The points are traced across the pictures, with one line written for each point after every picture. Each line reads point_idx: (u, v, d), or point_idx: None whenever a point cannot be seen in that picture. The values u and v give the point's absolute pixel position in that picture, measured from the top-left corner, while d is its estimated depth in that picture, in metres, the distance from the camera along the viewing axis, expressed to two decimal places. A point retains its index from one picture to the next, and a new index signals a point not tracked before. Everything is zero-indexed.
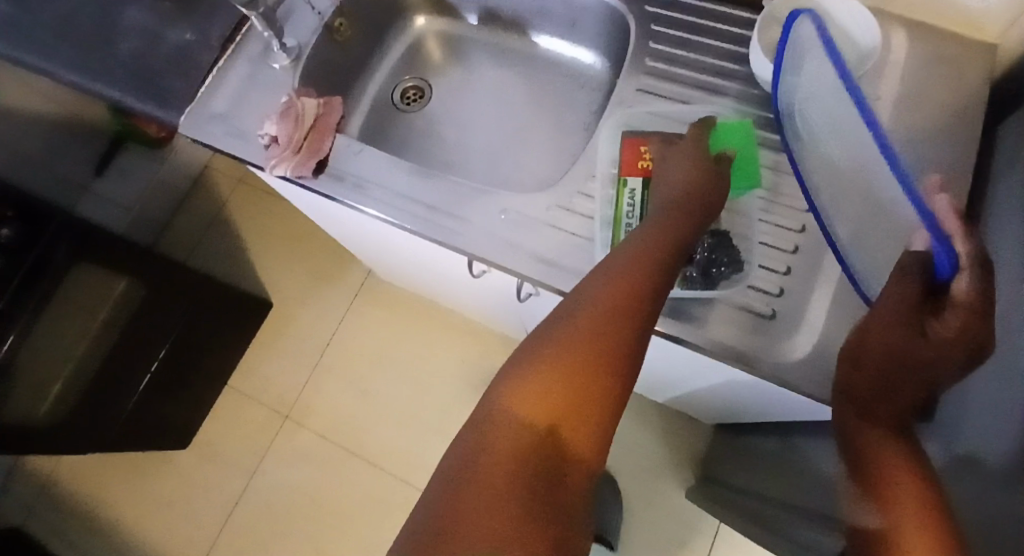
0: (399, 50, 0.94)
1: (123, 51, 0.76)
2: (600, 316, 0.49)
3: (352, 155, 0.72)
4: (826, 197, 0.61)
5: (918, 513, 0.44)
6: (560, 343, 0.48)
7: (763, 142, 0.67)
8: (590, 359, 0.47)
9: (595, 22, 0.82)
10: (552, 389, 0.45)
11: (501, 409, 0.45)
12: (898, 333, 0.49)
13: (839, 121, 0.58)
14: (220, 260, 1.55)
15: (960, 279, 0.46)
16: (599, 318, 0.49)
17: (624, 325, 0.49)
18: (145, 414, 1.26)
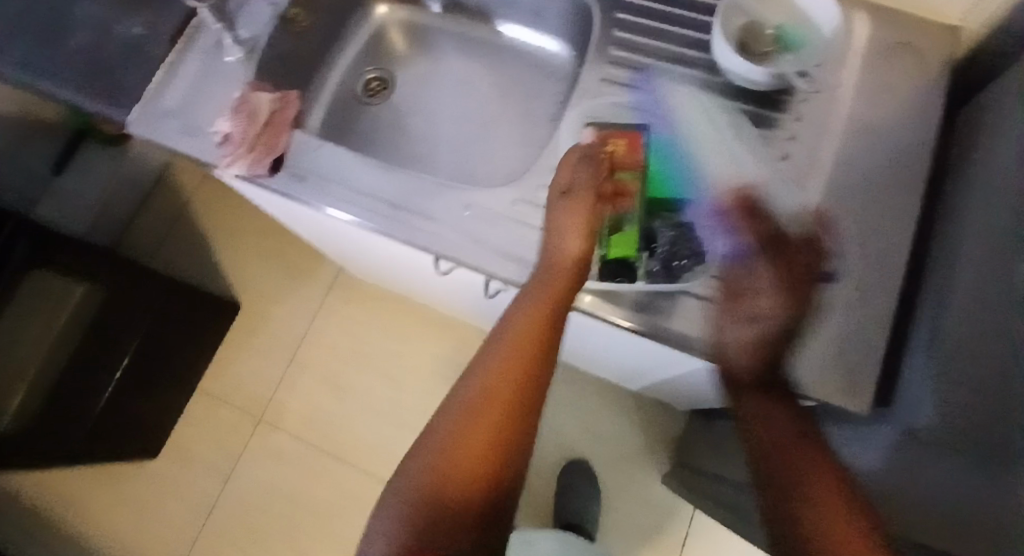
0: (361, 40, 0.91)
1: (70, 45, 0.73)
2: (490, 385, 0.53)
3: (310, 152, 0.69)
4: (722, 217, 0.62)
5: (841, 511, 0.45)
6: (452, 431, 0.51)
7: (726, 129, 0.66)
8: (480, 431, 0.51)
9: (559, 11, 0.80)
10: (447, 475, 0.50)
11: (402, 500, 0.50)
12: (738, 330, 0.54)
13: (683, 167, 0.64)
14: (185, 259, 1.51)
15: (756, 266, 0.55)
16: (487, 400, 0.52)
17: (513, 400, 0.52)
18: (113, 423, 1.21)
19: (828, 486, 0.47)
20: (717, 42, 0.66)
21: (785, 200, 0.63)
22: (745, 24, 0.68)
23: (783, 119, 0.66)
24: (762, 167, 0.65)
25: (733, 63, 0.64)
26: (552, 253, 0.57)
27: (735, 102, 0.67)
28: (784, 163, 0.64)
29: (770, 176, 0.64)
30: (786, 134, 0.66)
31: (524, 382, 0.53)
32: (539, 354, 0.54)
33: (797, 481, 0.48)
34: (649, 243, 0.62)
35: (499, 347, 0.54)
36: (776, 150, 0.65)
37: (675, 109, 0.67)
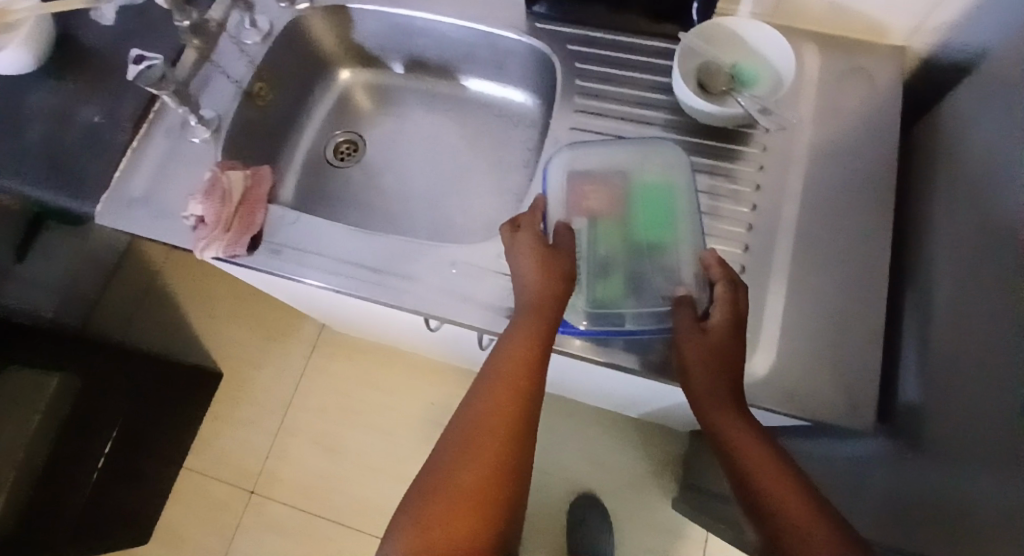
0: (326, 105, 0.92)
1: (27, 140, 0.72)
2: (476, 430, 0.52)
3: (286, 225, 0.69)
4: (686, 261, 0.62)
5: (807, 511, 0.46)
6: (439, 487, 0.50)
7: (667, 166, 0.65)
8: (470, 474, 0.50)
9: (519, 62, 0.82)
10: (438, 517, 0.48)
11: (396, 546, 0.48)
12: (724, 331, 0.56)
13: (611, 223, 0.63)
14: (161, 334, 1.48)
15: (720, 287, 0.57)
16: (474, 458, 0.51)
17: (498, 455, 0.51)
18: (103, 507, 1.18)
19: (793, 492, 0.48)
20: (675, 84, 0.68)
21: (763, 230, 0.65)
22: (698, 61, 0.68)
23: (750, 152, 0.68)
24: (736, 198, 0.66)
25: (697, 106, 0.66)
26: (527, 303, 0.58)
27: (703, 139, 0.69)
28: (757, 193, 0.66)
29: (745, 207, 0.66)
30: (755, 164, 0.67)
31: (509, 438, 0.52)
32: (523, 407, 0.53)
33: (763, 488, 0.49)
34: (641, 285, 0.61)
35: (482, 395, 0.54)
36: (748, 181, 0.67)
37: (585, 165, 0.66)
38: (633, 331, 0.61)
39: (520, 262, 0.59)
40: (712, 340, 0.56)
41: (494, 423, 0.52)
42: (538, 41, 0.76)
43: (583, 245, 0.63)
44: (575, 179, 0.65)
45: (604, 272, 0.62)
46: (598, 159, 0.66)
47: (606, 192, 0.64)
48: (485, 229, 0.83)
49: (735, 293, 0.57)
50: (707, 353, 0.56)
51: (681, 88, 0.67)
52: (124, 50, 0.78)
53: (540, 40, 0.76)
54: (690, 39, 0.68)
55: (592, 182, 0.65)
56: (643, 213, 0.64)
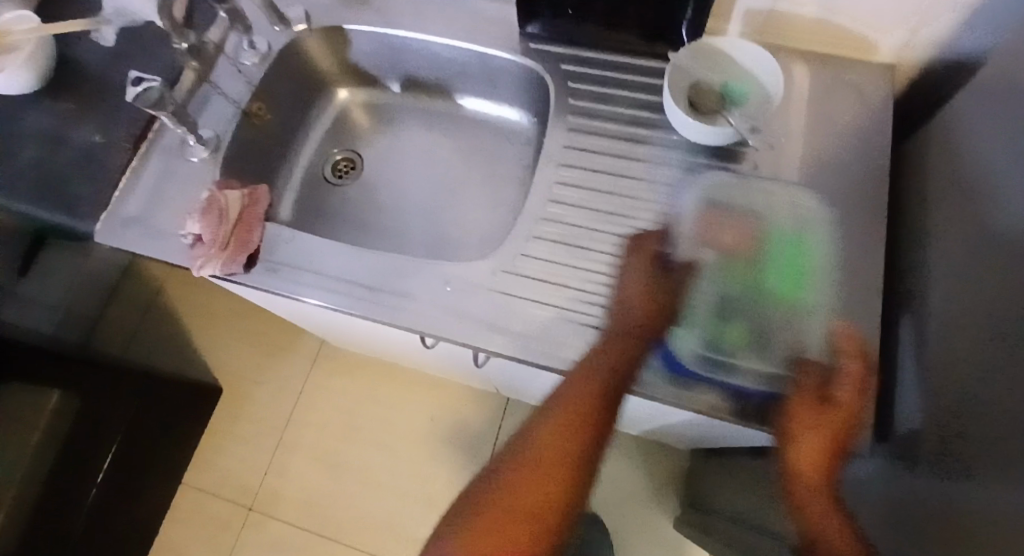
0: (322, 125, 0.93)
1: (26, 161, 0.73)
2: (560, 427, 0.56)
3: (282, 243, 0.70)
4: (813, 326, 0.61)
5: None
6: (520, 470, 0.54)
7: (785, 224, 0.66)
8: (548, 465, 0.54)
9: (513, 81, 0.83)
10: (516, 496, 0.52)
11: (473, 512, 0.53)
12: (846, 407, 0.56)
13: (739, 265, 0.65)
14: (161, 350, 1.49)
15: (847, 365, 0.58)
16: (554, 449, 0.55)
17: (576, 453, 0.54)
18: (104, 522, 1.20)
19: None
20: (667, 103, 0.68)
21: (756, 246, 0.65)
22: (689, 79, 0.69)
23: (741, 170, 0.68)
24: (729, 215, 0.67)
25: (689, 124, 0.67)
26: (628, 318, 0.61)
27: (694, 157, 0.70)
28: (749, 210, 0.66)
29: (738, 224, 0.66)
30: (747, 182, 0.68)
31: (588, 441, 0.55)
32: (602, 421, 0.56)
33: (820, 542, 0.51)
34: (764, 340, 0.61)
35: (571, 394, 0.57)
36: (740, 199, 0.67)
37: (709, 201, 0.68)
38: (745, 387, 0.59)
39: (629, 279, 0.63)
40: (833, 414, 0.56)
41: (574, 432, 0.55)
42: (531, 61, 0.77)
43: (707, 281, 0.64)
44: (701, 215, 0.67)
45: (726, 315, 0.63)
46: (716, 200, 0.68)
47: (739, 236, 0.66)
48: (481, 246, 0.83)
49: (863, 373, 0.57)
50: (820, 426, 0.55)
51: (670, 107, 0.67)
52: (123, 72, 0.79)
53: (533, 60, 0.77)
54: (681, 58, 0.69)
55: (723, 221, 0.66)
56: (774, 267, 0.64)
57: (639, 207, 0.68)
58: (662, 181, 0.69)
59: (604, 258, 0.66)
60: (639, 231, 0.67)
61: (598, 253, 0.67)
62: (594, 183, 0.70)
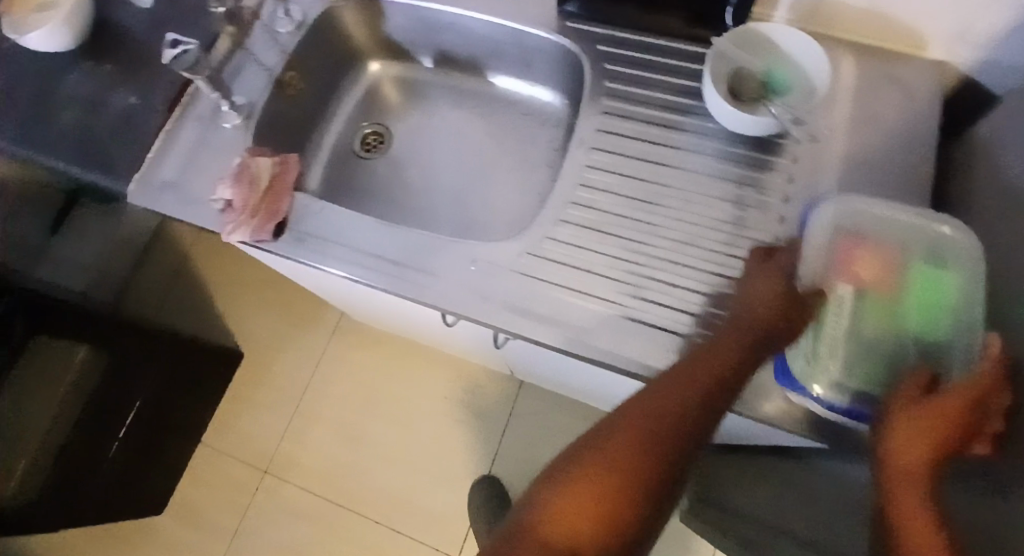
0: (354, 98, 0.92)
1: (63, 121, 0.74)
2: (669, 388, 0.50)
3: (310, 215, 0.70)
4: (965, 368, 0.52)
5: None
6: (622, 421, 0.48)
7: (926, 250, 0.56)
8: (651, 416, 0.48)
9: (549, 61, 0.81)
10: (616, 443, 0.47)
11: (566, 458, 0.48)
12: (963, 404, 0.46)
13: (881, 294, 0.55)
14: (185, 315, 1.51)
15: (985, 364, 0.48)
16: (662, 404, 0.48)
17: (687, 414, 0.48)
18: (124, 480, 1.22)
19: None
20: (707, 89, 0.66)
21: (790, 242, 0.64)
22: (732, 64, 0.67)
23: (780, 163, 0.67)
24: (764, 209, 0.65)
25: (729, 113, 0.65)
26: (750, 303, 0.55)
27: (732, 147, 0.68)
28: (785, 205, 0.65)
29: (773, 218, 0.65)
30: (786, 176, 0.66)
31: (703, 405, 0.49)
32: (715, 391, 0.50)
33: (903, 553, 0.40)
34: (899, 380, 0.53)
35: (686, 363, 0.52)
36: (776, 193, 0.66)
37: (847, 223, 0.58)
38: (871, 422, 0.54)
39: (755, 282, 0.56)
40: (944, 409, 0.46)
41: (686, 393, 0.49)
42: (568, 42, 0.75)
43: (843, 315, 0.55)
44: (833, 235, 0.57)
45: (863, 350, 0.54)
46: (850, 216, 0.58)
47: (878, 262, 0.56)
48: (507, 227, 0.83)
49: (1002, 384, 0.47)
50: (920, 411, 0.46)
51: (710, 92, 0.66)
52: (159, 35, 0.79)
53: (570, 41, 0.75)
54: (723, 44, 0.67)
55: (862, 244, 0.57)
56: (920, 297, 0.55)
57: (672, 196, 0.67)
58: (698, 171, 0.68)
59: (634, 245, 0.65)
60: (671, 220, 0.66)
61: (628, 240, 0.66)
62: (626, 169, 0.69)
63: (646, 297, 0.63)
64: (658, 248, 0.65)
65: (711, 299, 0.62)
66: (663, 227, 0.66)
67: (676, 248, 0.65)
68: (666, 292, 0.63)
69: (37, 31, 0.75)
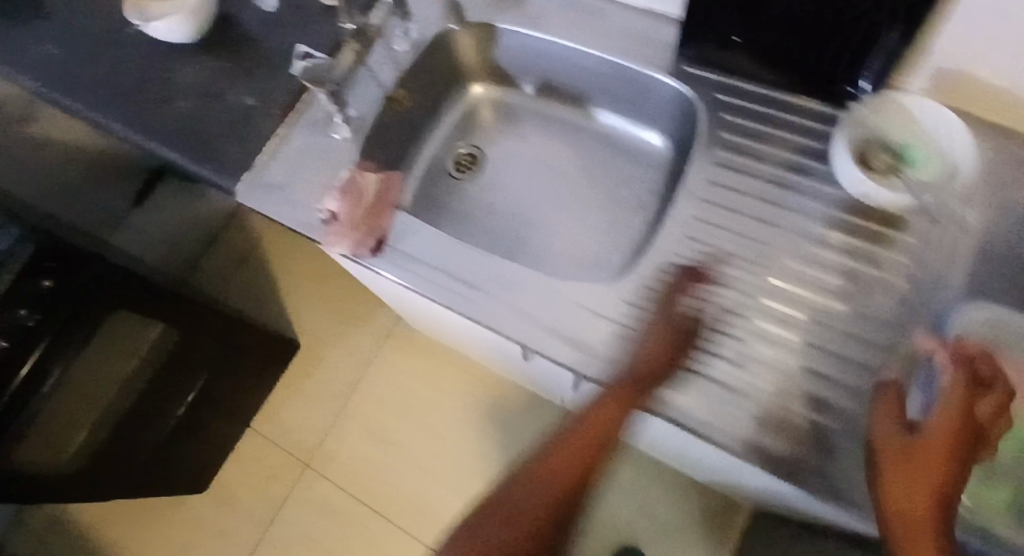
0: (453, 117, 0.93)
1: (181, 111, 0.77)
2: (588, 415, 0.60)
3: (407, 234, 0.70)
4: None
5: None
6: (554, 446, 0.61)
7: None
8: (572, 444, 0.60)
9: (659, 103, 0.80)
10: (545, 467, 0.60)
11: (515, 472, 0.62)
12: (942, 417, 0.50)
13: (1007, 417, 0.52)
14: (248, 300, 1.54)
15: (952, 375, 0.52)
16: (582, 428, 0.60)
17: (597, 434, 0.59)
18: (171, 456, 1.24)
19: None
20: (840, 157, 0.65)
21: (907, 326, 0.61)
22: (863, 133, 0.66)
23: (903, 239, 0.64)
24: (881, 287, 0.63)
25: (860, 183, 0.63)
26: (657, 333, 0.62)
27: (850, 217, 0.66)
28: (906, 286, 0.63)
29: (892, 300, 0.62)
30: (905, 253, 0.64)
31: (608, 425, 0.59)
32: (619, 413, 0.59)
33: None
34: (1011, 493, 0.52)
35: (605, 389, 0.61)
36: (896, 272, 0.63)
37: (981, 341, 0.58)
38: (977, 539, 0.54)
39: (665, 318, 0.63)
40: (922, 431, 0.51)
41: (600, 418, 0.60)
42: (686, 88, 0.74)
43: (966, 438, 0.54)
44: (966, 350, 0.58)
45: None
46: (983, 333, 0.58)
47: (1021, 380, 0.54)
48: (592, 265, 0.82)
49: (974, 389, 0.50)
50: (910, 462, 0.50)
51: (842, 161, 0.65)
52: (280, 38, 0.81)
53: (688, 87, 0.74)
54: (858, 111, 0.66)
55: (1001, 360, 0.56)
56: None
57: (778, 259, 0.65)
58: (807, 237, 0.66)
59: (733, 306, 0.64)
60: (771, 286, 0.64)
61: (727, 300, 0.64)
62: (737, 225, 0.67)
63: (739, 362, 0.61)
64: (750, 311, 0.63)
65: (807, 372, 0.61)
66: (764, 291, 0.64)
67: (776, 314, 0.63)
68: (760, 359, 0.61)
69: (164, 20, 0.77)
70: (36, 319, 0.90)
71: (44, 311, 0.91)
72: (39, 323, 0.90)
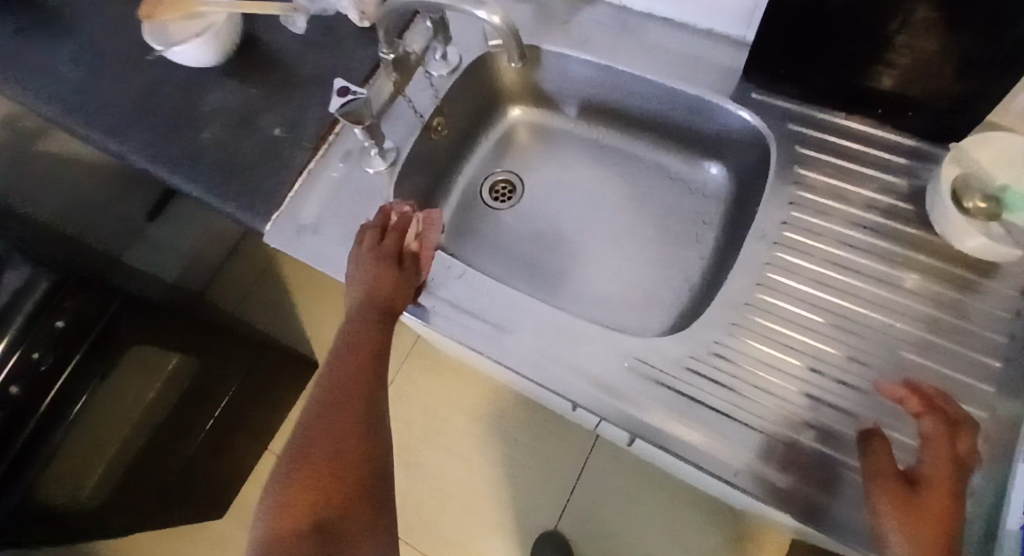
0: (490, 139, 0.87)
1: (205, 142, 0.72)
2: (357, 358, 0.56)
3: (452, 279, 0.66)
4: None
5: None
6: (325, 400, 0.54)
7: None
8: (348, 387, 0.54)
9: (720, 131, 0.75)
10: (325, 422, 0.53)
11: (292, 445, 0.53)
12: (943, 463, 0.51)
13: None
14: (265, 318, 1.49)
15: (925, 417, 0.53)
16: (355, 366, 0.55)
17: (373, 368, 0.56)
18: (193, 483, 1.19)
19: None
20: (937, 205, 0.62)
21: (1012, 386, 0.58)
22: (965, 171, 0.62)
23: (997, 287, 0.62)
24: (978, 341, 0.60)
25: (956, 232, 0.61)
26: (372, 270, 0.59)
27: (933, 261, 0.63)
28: (1010, 344, 0.60)
29: (996, 360, 0.59)
30: (991, 300, 0.61)
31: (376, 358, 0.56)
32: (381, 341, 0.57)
33: None
34: None
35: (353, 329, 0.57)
36: (997, 329, 0.60)
37: None
38: None
39: (363, 269, 0.59)
40: (931, 484, 0.50)
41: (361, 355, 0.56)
42: (762, 123, 0.70)
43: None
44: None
45: None
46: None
47: None
48: (646, 304, 0.76)
49: (952, 431, 0.52)
50: (921, 510, 0.49)
51: (939, 201, 0.62)
52: (310, 62, 0.76)
53: (765, 122, 0.70)
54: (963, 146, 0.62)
55: None
56: None
57: (856, 311, 0.62)
58: (885, 288, 0.63)
59: (809, 361, 0.61)
60: (799, 330, 0.62)
61: (804, 357, 0.61)
62: (822, 272, 0.64)
63: (822, 422, 0.59)
64: (787, 352, 0.62)
65: (891, 428, 0.57)
66: (842, 346, 0.61)
67: (857, 369, 0.60)
68: (842, 418, 0.59)
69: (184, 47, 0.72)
70: (52, 361, 0.84)
71: (59, 350, 0.85)
72: (54, 364, 0.84)
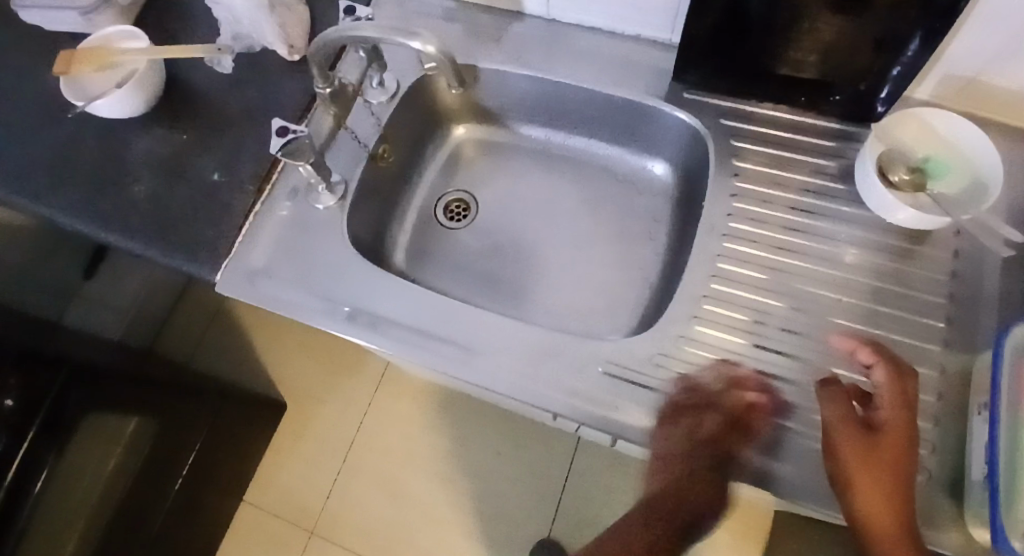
0: (436, 160, 0.87)
1: (139, 196, 0.69)
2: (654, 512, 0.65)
3: (414, 303, 0.65)
4: None
5: None
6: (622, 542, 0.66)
7: None
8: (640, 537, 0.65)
9: (660, 129, 0.77)
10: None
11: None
12: (898, 413, 0.54)
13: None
14: (224, 365, 1.44)
15: (879, 367, 0.56)
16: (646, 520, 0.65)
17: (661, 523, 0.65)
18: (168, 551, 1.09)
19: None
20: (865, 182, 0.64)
21: (957, 343, 0.61)
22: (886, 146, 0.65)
23: (933, 250, 0.64)
24: (921, 303, 0.62)
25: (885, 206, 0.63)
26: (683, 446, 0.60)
27: (869, 233, 0.66)
28: (949, 305, 0.62)
29: (937, 320, 0.62)
30: (928, 265, 0.64)
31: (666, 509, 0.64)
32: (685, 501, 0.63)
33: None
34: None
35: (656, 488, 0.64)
36: (936, 291, 0.63)
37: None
38: None
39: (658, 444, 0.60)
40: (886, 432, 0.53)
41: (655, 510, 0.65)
42: (697, 120, 0.72)
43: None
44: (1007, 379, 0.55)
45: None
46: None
47: None
48: (610, 306, 0.77)
49: (904, 378, 0.55)
50: (876, 457, 0.52)
51: (867, 177, 0.64)
52: (240, 101, 0.74)
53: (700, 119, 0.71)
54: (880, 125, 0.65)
55: None
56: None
57: (807, 289, 0.64)
58: (829, 265, 0.65)
59: (753, 338, 0.63)
60: (753, 310, 0.64)
61: (768, 340, 0.62)
62: (770, 257, 0.66)
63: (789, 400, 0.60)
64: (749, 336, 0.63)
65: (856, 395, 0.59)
66: (800, 323, 0.63)
67: (811, 344, 0.62)
68: (802, 394, 0.60)
69: (98, 99, 0.69)
70: None
71: None
72: None
